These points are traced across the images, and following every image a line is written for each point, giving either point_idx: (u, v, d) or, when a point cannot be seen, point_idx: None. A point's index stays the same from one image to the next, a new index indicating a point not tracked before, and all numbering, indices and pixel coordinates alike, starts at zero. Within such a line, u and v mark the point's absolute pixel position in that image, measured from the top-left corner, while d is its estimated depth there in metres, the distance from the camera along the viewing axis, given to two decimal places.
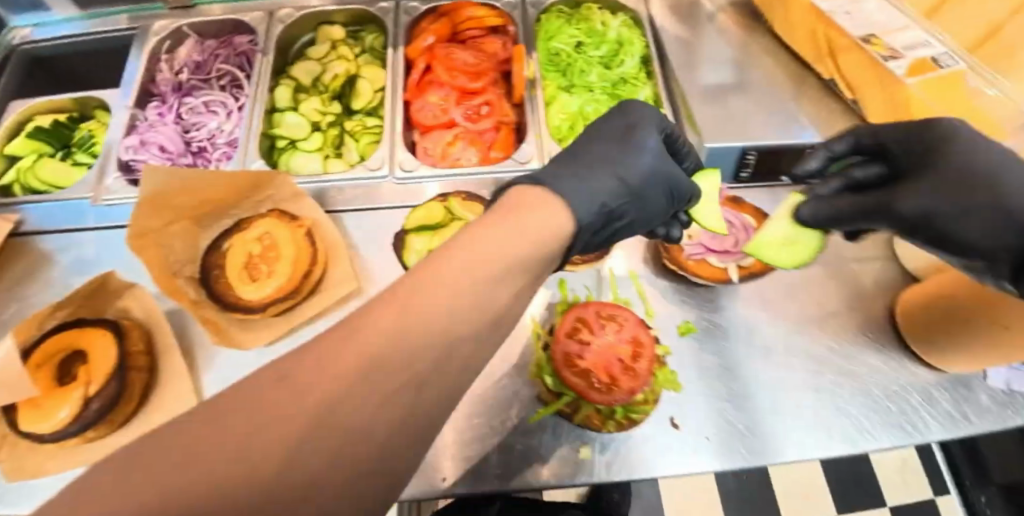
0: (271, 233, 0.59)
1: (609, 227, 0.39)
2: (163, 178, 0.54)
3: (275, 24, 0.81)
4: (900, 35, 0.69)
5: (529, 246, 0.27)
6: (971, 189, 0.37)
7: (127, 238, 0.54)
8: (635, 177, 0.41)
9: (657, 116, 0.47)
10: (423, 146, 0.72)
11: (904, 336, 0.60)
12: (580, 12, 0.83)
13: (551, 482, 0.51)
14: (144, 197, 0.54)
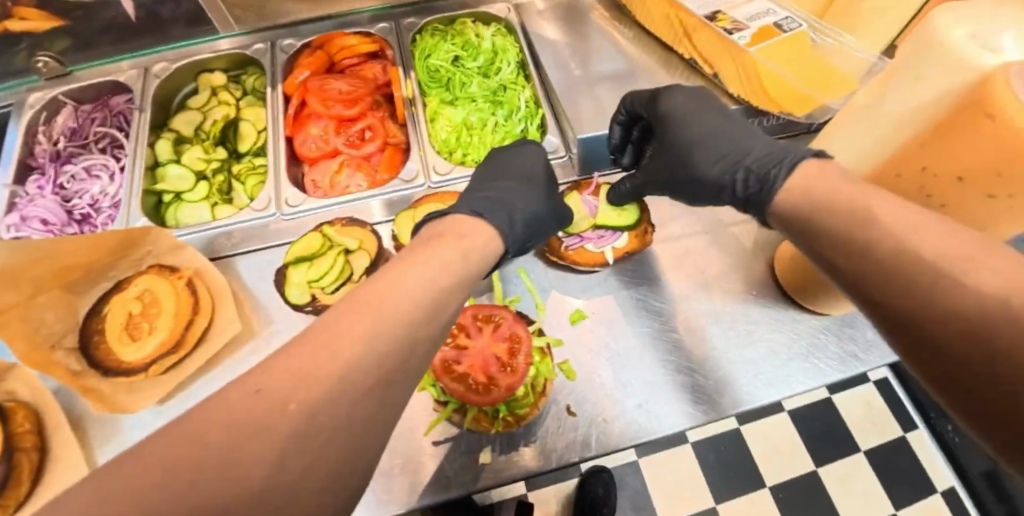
0: (149, 289, 0.59)
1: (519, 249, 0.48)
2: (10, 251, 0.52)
3: (150, 79, 0.80)
4: (745, 8, 0.73)
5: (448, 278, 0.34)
6: (681, 156, 0.54)
7: None
8: (537, 207, 0.50)
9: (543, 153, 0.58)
10: (311, 179, 0.73)
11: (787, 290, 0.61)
12: (455, 27, 0.85)
13: (531, 468, 0.51)
14: None
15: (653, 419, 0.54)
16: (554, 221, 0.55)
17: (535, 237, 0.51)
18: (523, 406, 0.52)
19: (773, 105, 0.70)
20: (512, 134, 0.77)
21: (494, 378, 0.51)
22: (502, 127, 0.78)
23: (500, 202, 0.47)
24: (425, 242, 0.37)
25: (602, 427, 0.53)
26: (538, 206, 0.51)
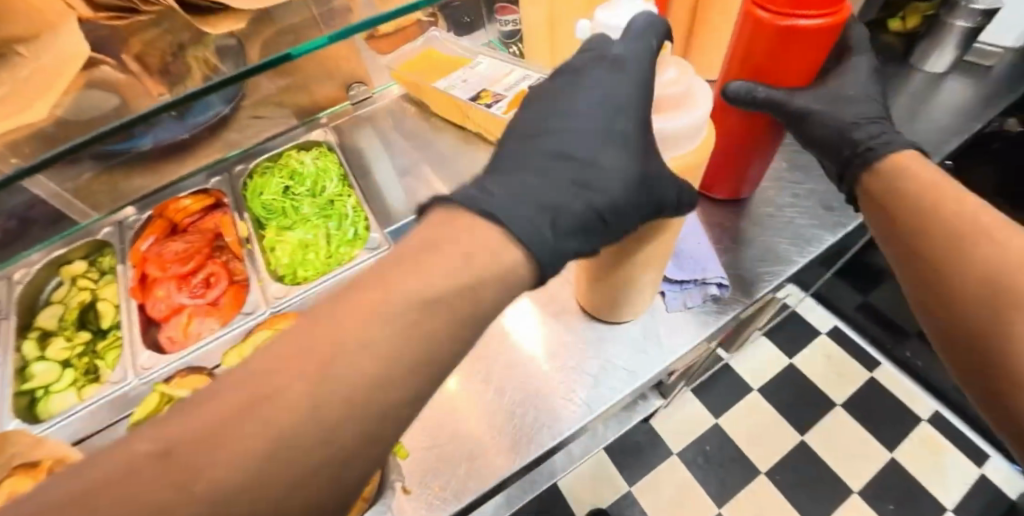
0: (13, 492, 0.62)
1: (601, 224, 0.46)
2: None
3: (13, 287, 0.85)
4: (506, 80, 0.87)
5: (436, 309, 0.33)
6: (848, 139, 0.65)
7: None
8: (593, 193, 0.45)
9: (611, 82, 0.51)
10: (166, 337, 0.78)
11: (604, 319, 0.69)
12: (282, 160, 0.96)
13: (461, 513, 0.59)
14: None
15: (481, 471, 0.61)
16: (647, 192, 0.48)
17: (629, 216, 0.48)
18: None
19: None
20: (346, 239, 0.85)
21: None
22: (334, 236, 0.86)
23: (533, 197, 0.41)
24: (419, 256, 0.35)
25: (443, 494, 0.59)
26: (598, 192, 0.46)
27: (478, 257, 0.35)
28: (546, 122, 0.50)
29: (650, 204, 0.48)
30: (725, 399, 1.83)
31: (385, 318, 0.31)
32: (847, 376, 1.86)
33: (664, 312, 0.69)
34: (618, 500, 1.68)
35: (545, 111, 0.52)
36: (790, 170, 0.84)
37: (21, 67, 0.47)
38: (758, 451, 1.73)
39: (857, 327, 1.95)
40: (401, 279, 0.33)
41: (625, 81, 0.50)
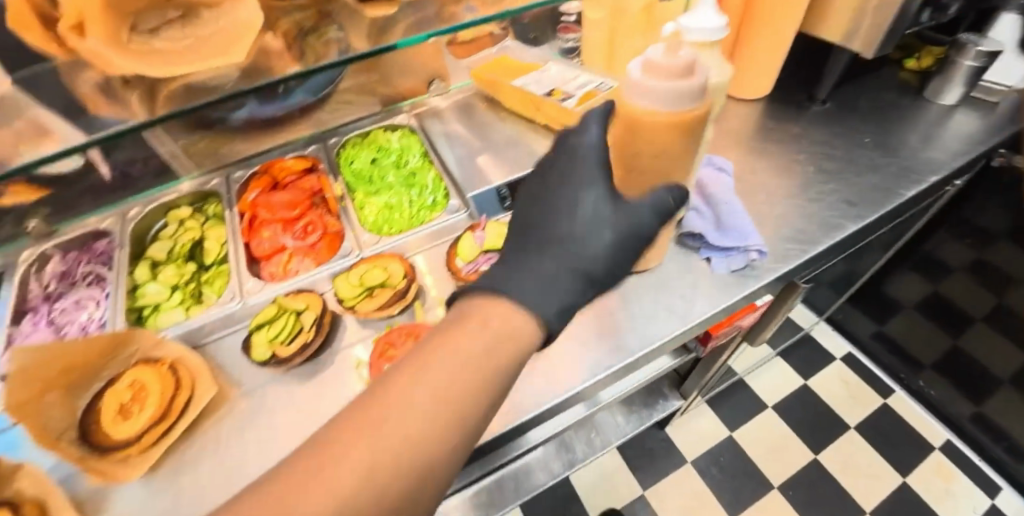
0: (137, 379, 0.70)
1: (599, 285, 0.55)
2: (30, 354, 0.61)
3: (128, 222, 0.99)
4: (573, 83, 1.02)
5: (501, 362, 0.39)
6: None
7: (6, 411, 0.59)
8: (590, 257, 0.53)
9: (593, 155, 0.57)
10: (267, 270, 0.89)
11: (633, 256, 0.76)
12: (370, 137, 1.10)
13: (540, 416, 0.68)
14: (12, 375, 0.60)
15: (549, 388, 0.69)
16: (638, 242, 0.58)
17: (622, 263, 0.57)
18: None
19: None
20: (425, 204, 0.97)
21: None
22: (415, 202, 0.98)
23: (547, 277, 0.48)
24: (458, 323, 0.40)
25: (518, 403, 0.67)
26: (596, 253, 0.53)
27: (510, 329, 0.41)
28: (559, 209, 0.56)
29: (633, 256, 0.58)
30: (737, 412, 1.94)
31: (444, 376, 0.36)
32: (864, 402, 1.96)
33: (710, 273, 0.79)
34: (630, 503, 1.75)
35: (545, 204, 0.57)
36: (817, 172, 0.96)
37: (203, 24, 0.54)
38: (772, 465, 1.81)
39: (872, 356, 2.07)
40: (460, 335, 0.38)
41: (591, 163, 0.57)
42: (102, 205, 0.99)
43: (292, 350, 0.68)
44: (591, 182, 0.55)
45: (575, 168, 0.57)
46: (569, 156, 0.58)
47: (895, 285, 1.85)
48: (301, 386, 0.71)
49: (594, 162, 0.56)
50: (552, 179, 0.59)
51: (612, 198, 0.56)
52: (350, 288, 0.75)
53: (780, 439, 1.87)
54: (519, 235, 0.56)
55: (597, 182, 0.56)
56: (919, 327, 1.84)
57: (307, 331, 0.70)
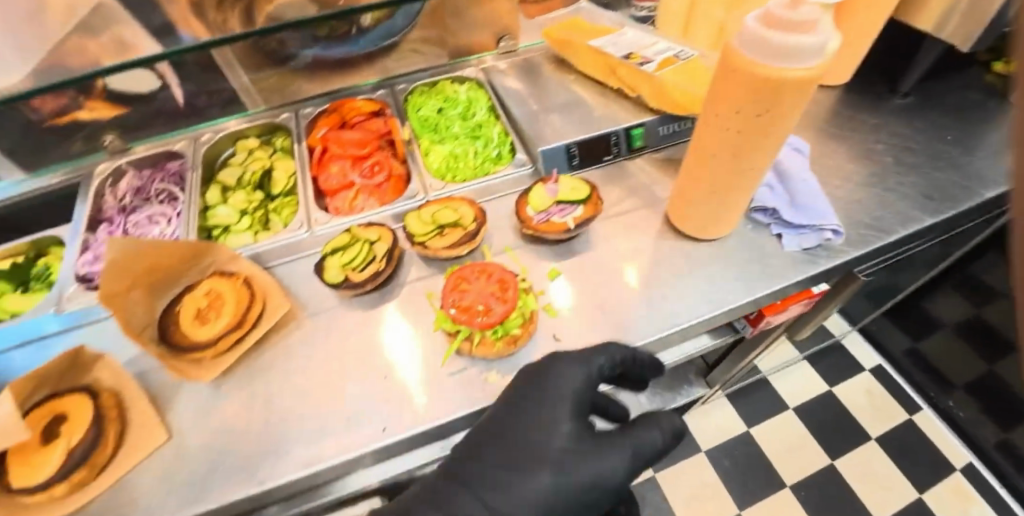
0: (214, 288, 0.72)
1: None
2: (126, 247, 0.63)
3: (201, 146, 1.02)
4: (651, 48, 0.99)
5: None
6: None
7: (99, 298, 0.62)
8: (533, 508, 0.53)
9: (571, 379, 0.58)
10: (334, 205, 0.91)
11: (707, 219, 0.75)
12: (437, 87, 1.10)
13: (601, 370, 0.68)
14: (108, 265, 0.63)
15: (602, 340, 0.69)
16: (605, 496, 0.56)
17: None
18: (516, 328, 0.62)
19: (684, 110, 0.88)
20: (490, 157, 0.97)
21: (491, 308, 0.62)
22: (480, 153, 0.98)
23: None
24: None
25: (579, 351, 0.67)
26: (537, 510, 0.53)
27: None
28: (503, 489, 0.54)
29: (595, 507, 0.56)
30: (756, 410, 1.93)
31: None
32: (891, 418, 1.92)
33: (780, 249, 0.78)
34: (640, 484, 1.77)
35: (504, 423, 0.57)
36: (894, 163, 0.94)
37: None
38: (787, 466, 1.80)
39: (903, 373, 2.01)
40: None
41: (559, 392, 0.58)
42: (162, 132, 1.03)
43: (365, 276, 0.70)
44: (549, 445, 0.55)
45: (556, 379, 0.58)
46: (535, 378, 0.59)
47: (939, 305, 1.82)
48: (365, 311, 0.74)
49: (558, 445, 0.56)
50: (519, 397, 0.59)
51: (570, 436, 0.57)
52: (421, 225, 0.75)
53: (797, 441, 1.86)
54: (471, 447, 0.57)
55: (568, 410, 0.58)
56: (960, 347, 1.80)
57: (379, 261, 0.72)
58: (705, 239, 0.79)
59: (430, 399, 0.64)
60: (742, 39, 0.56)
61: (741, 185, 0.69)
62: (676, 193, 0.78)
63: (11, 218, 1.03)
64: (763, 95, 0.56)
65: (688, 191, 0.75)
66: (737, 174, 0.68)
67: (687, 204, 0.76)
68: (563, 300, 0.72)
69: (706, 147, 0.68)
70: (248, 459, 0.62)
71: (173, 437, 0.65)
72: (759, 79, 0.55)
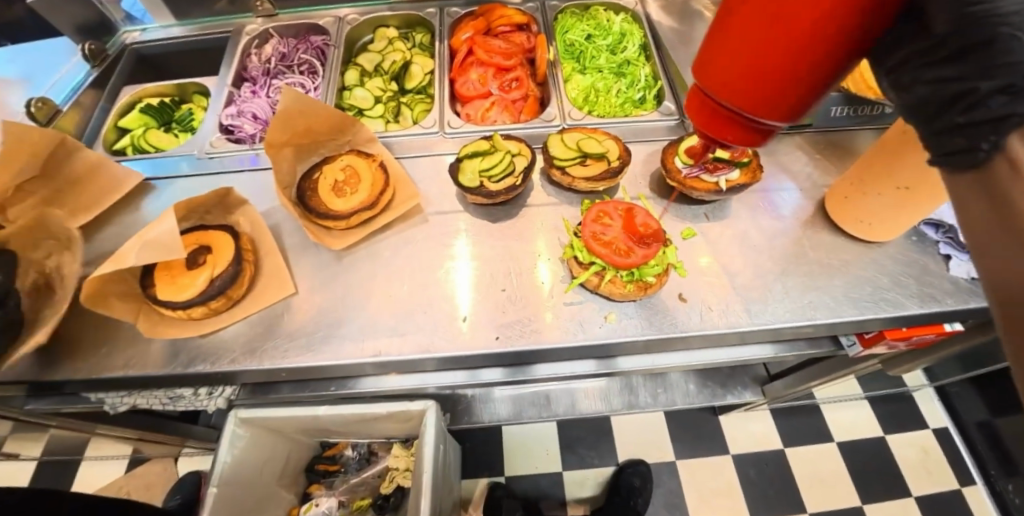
0: (353, 165, 0.73)
1: None
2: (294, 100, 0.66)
3: (345, 25, 1.01)
4: None
5: None
6: None
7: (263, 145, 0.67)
8: None
9: None
10: (466, 112, 0.89)
11: (868, 217, 0.68)
12: (589, 12, 1.02)
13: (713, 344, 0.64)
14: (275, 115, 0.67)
15: (723, 313, 0.64)
16: None
17: None
18: (652, 274, 0.59)
19: (873, 93, 0.80)
20: (633, 99, 0.91)
21: (632, 248, 0.59)
22: (623, 94, 0.92)
23: None
24: None
25: (700, 318, 0.63)
26: None
27: None
28: None
29: None
30: (801, 432, 1.81)
31: None
32: (948, 482, 1.71)
33: (944, 272, 0.69)
34: (659, 464, 1.75)
35: None
36: None
37: None
38: (813, 494, 1.70)
39: (969, 447, 1.77)
40: None
41: None
42: (306, 5, 1.03)
43: (500, 188, 0.68)
44: None
45: None
46: None
47: None
48: (491, 222, 0.73)
49: None
50: None
51: None
52: (563, 150, 0.72)
53: (833, 475, 1.73)
54: None
55: None
56: None
57: (516, 176, 0.70)
58: (868, 241, 0.71)
59: (500, 323, 0.64)
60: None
61: (936, 191, 0.60)
62: (849, 181, 0.69)
63: (162, 58, 1.08)
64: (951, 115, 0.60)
65: (868, 181, 0.65)
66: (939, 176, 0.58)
67: (860, 195, 0.67)
68: (691, 261, 0.68)
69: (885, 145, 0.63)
70: (363, 328, 0.64)
71: (299, 292, 0.68)
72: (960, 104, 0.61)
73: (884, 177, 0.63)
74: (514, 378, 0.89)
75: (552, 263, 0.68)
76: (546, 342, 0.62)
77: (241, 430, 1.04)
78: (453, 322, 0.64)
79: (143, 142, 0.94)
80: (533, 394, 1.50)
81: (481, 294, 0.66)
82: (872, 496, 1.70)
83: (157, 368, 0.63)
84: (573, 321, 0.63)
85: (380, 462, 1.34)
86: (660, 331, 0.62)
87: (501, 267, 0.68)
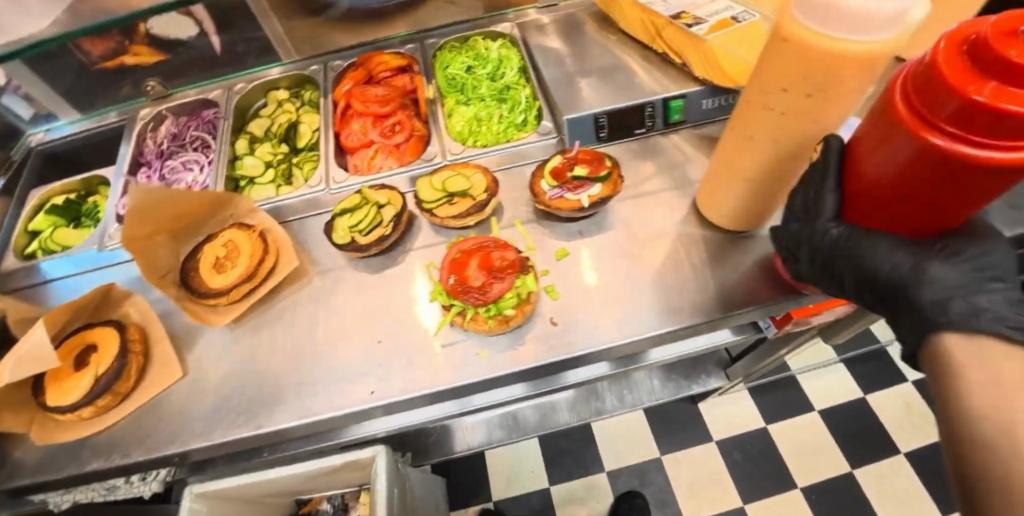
0: (233, 239, 0.75)
1: None
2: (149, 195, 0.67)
3: (233, 95, 1.03)
4: (707, 7, 0.88)
5: None
6: None
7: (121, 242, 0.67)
8: None
9: None
10: (354, 163, 0.91)
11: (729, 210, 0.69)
12: (468, 44, 1.05)
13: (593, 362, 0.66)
14: (132, 211, 0.67)
15: (596, 331, 0.65)
16: None
17: None
18: (509, 306, 0.60)
19: (731, 82, 0.80)
20: (514, 123, 0.92)
21: (487, 284, 0.61)
22: (505, 118, 0.93)
23: None
24: None
25: (572, 340, 0.64)
26: None
27: None
28: None
29: None
30: (782, 407, 1.80)
31: None
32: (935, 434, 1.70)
33: None
34: (646, 463, 1.74)
35: None
36: None
37: None
38: (802, 468, 1.69)
39: None
40: None
41: None
42: (198, 81, 1.06)
43: (370, 241, 0.70)
44: None
45: None
46: None
47: None
48: (372, 273, 0.73)
49: None
50: None
51: None
52: (431, 192, 0.74)
53: (819, 445, 1.72)
54: None
55: None
56: None
57: (385, 225, 0.71)
58: (740, 231, 0.72)
59: (381, 376, 0.64)
60: (801, 7, 0.46)
61: (774, 175, 0.61)
62: (713, 176, 0.69)
63: (67, 154, 1.10)
64: (818, 69, 0.48)
65: (726, 177, 0.66)
66: (777, 163, 0.59)
67: (724, 189, 0.67)
68: (564, 280, 0.70)
69: (744, 130, 0.59)
70: (246, 403, 0.65)
71: (188, 375, 0.69)
72: (811, 55, 0.47)
73: (739, 168, 0.63)
74: (444, 414, 0.90)
75: (424, 306, 0.69)
76: (424, 388, 0.63)
77: (196, 505, 1.04)
78: (337, 382, 0.65)
79: (50, 242, 0.96)
80: (503, 416, 1.51)
81: (361, 348, 0.67)
82: (859, 461, 1.68)
83: (55, 473, 0.64)
84: (447, 363, 0.64)
85: (354, 511, 1.32)
86: (532, 361, 0.63)
87: (379, 318, 0.69)
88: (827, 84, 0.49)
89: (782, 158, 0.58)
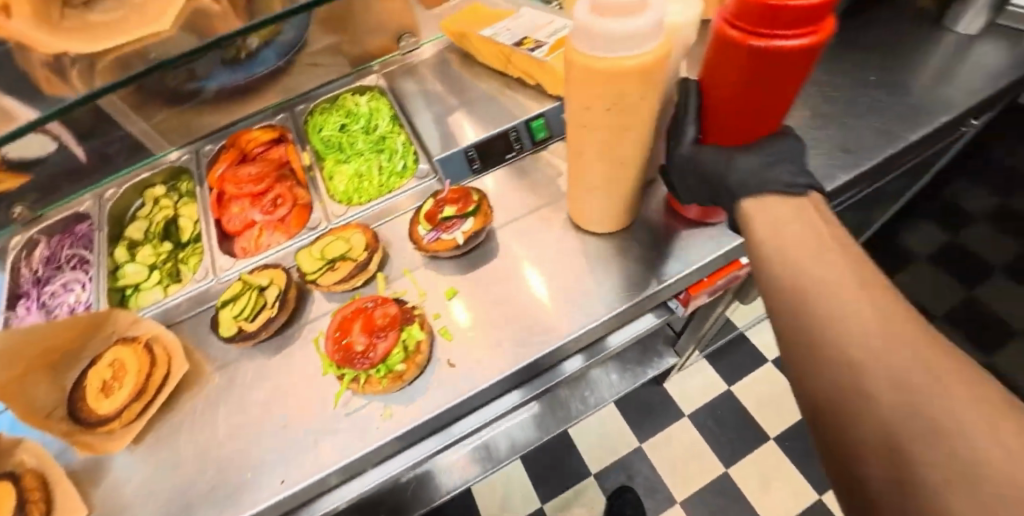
0: (118, 358, 0.72)
1: None
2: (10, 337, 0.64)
3: (105, 202, 1.00)
4: (546, 29, 0.93)
5: None
6: None
7: None
8: None
9: None
10: (241, 246, 0.90)
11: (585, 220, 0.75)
12: (338, 102, 1.06)
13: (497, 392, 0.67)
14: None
15: (491, 362, 0.67)
16: None
17: None
18: (398, 364, 0.65)
19: None
20: (395, 171, 0.93)
21: (371, 347, 0.66)
22: (385, 168, 0.94)
23: None
24: None
25: (468, 377, 0.66)
26: None
27: None
28: None
29: None
30: (738, 366, 1.88)
31: None
32: None
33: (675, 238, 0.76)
34: (627, 455, 1.77)
35: None
36: (812, 117, 0.90)
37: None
38: (769, 420, 1.76)
39: None
40: None
41: None
42: (71, 194, 0.97)
43: (257, 326, 0.70)
44: None
45: None
46: None
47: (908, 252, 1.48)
48: (268, 357, 0.72)
49: None
50: None
51: None
52: (312, 262, 0.75)
53: (779, 394, 1.81)
54: None
55: None
56: None
57: (270, 307, 0.71)
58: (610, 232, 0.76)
59: (290, 462, 0.63)
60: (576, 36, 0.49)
61: (618, 179, 0.65)
62: (571, 188, 0.72)
63: None
64: (609, 86, 0.50)
65: (579, 189, 0.70)
66: (617, 169, 0.63)
67: (584, 199, 0.71)
68: (455, 320, 0.72)
69: (577, 145, 0.62)
70: None
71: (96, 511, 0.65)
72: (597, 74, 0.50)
73: (587, 180, 0.67)
74: None
75: (319, 380, 0.69)
76: (333, 465, 0.62)
77: None
78: (245, 481, 0.63)
79: None
80: (475, 448, 1.50)
81: (265, 438, 0.66)
82: None
83: None
84: (351, 433, 0.64)
85: None
86: (434, 409, 0.64)
87: (279, 402, 0.68)
88: (622, 99, 0.52)
89: (618, 164, 0.62)
